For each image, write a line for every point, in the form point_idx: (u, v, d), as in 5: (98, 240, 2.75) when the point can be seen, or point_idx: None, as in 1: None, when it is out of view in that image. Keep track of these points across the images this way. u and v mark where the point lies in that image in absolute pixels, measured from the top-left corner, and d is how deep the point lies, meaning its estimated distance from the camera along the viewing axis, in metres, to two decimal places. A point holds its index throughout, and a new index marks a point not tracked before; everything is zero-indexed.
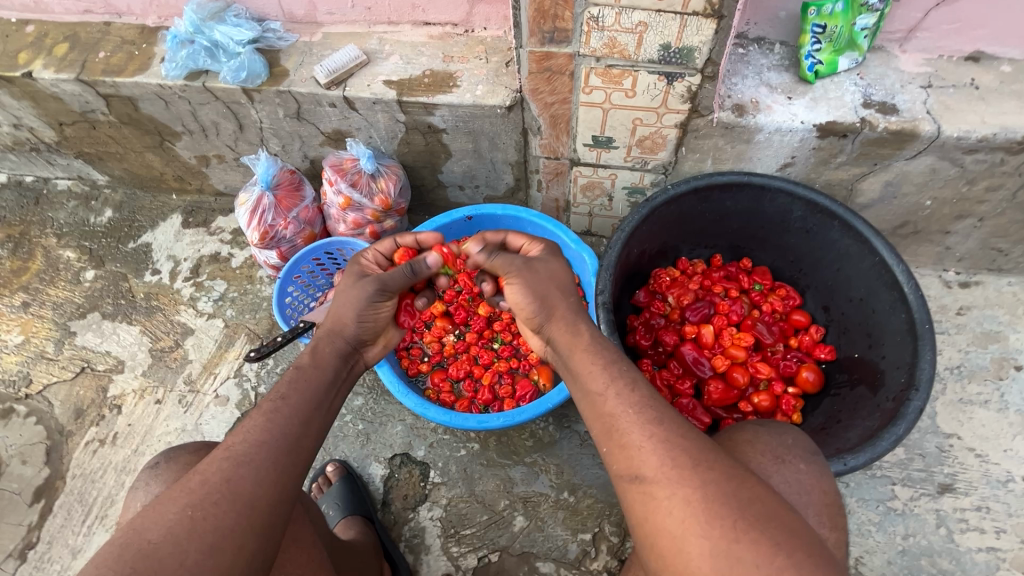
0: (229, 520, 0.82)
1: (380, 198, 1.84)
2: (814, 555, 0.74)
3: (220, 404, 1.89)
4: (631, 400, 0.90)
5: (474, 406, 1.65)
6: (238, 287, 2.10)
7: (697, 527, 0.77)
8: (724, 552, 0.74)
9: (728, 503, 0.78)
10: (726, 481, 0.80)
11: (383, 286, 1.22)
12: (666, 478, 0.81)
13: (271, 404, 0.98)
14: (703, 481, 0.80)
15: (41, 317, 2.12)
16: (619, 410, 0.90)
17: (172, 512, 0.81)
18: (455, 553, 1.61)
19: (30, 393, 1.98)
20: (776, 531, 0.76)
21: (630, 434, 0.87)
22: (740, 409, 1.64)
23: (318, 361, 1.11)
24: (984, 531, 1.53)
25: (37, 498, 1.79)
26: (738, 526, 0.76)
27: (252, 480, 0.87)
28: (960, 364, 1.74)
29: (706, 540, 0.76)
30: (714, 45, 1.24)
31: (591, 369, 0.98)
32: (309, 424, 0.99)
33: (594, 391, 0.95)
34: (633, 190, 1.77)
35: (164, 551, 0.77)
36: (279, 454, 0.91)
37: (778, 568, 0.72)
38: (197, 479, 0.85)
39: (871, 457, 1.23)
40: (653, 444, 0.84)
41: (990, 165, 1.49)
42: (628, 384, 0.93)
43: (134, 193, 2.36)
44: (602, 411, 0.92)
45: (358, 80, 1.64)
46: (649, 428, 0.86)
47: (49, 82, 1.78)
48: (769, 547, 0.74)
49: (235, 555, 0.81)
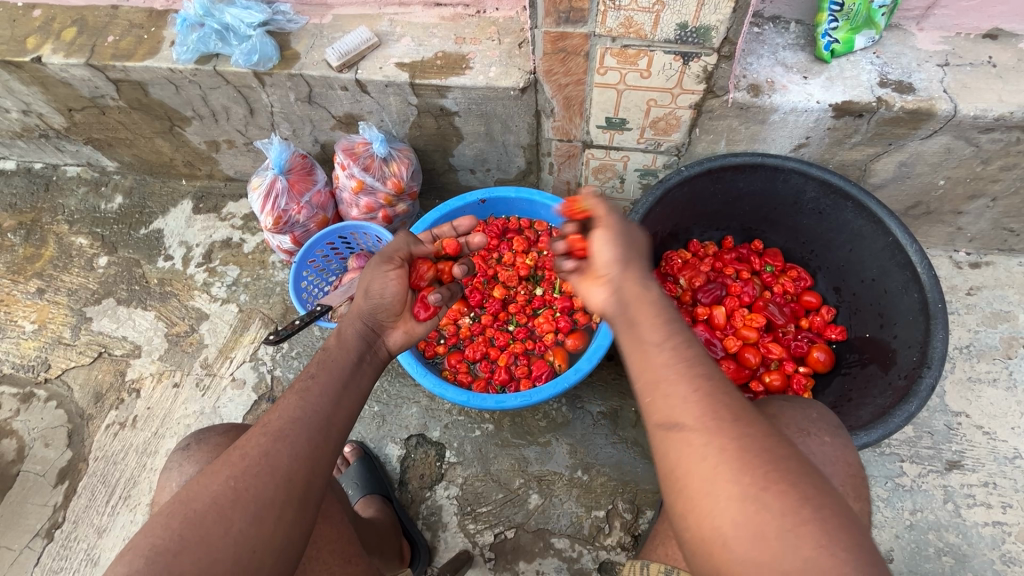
0: (269, 491, 0.85)
1: (392, 182, 1.84)
2: (842, 515, 0.69)
3: (237, 387, 1.91)
4: (682, 352, 0.82)
5: (490, 386, 1.68)
6: (251, 272, 2.12)
7: (728, 472, 0.72)
8: (751, 498, 0.70)
9: (760, 455, 0.73)
10: (763, 436, 0.75)
11: (384, 256, 1.31)
12: (704, 427, 0.75)
13: (303, 383, 1.00)
14: (741, 434, 0.74)
15: (56, 303, 2.13)
16: (669, 359, 0.82)
17: (215, 484, 0.84)
18: (472, 530, 1.65)
19: (49, 378, 2.01)
20: (808, 487, 0.71)
21: (671, 380, 0.80)
22: (752, 388, 1.66)
23: (342, 341, 1.13)
24: (991, 506, 1.56)
25: (61, 480, 1.83)
26: (768, 476, 0.71)
27: (290, 454, 0.89)
28: (969, 343, 1.76)
29: (735, 485, 0.71)
30: (731, 24, 1.23)
31: (649, 317, 0.87)
32: (340, 401, 1.01)
33: (644, 337, 0.85)
34: (646, 172, 1.77)
35: (209, 519, 0.81)
36: (313, 430, 0.94)
37: (804, 519, 0.67)
38: (237, 453, 0.88)
39: (884, 433, 1.25)
40: (696, 393, 0.78)
41: (1006, 144, 1.49)
42: (684, 335, 0.84)
43: (144, 179, 2.36)
44: (642, 358, 0.85)
45: (370, 62, 1.63)
46: (695, 378, 0.79)
47: (59, 67, 1.77)
48: (798, 500, 0.69)
49: (276, 523, 0.84)
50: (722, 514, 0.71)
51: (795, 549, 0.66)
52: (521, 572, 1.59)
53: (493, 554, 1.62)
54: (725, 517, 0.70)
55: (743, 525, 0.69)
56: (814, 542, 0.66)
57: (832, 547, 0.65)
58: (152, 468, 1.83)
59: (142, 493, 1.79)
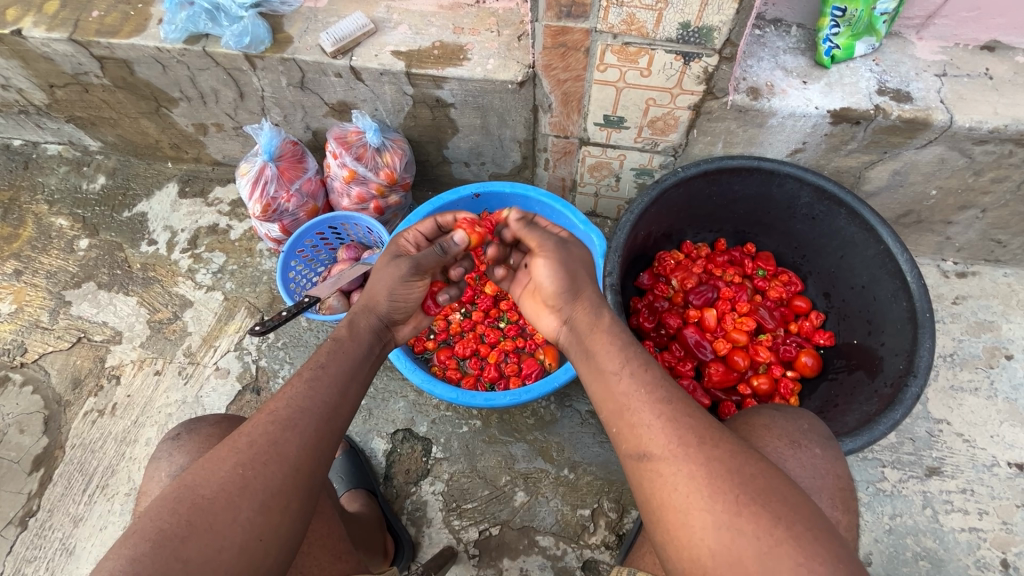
0: (277, 480, 0.83)
1: (385, 172, 1.80)
2: (814, 527, 0.75)
3: (221, 376, 1.88)
4: (643, 379, 0.91)
5: (480, 383, 1.67)
6: (238, 260, 2.07)
7: (701, 501, 0.78)
8: (725, 524, 0.75)
9: (731, 479, 0.79)
10: (730, 458, 0.81)
11: (417, 265, 1.19)
12: (673, 455, 0.83)
13: (311, 372, 0.98)
14: (708, 458, 0.81)
15: (34, 285, 2.07)
16: (633, 390, 0.91)
17: (223, 471, 0.82)
18: (456, 526, 1.64)
19: (26, 362, 1.95)
20: (778, 505, 0.76)
21: (639, 413, 0.89)
22: (739, 392, 1.67)
23: (353, 333, 1.10)
24: (967, 512, 1.59)
25: (36, 467, 1.79)
26: (740, 500, 0.77)
27: (299, 444, 0.87)
28: (952, 352, 1.78)
29: (709, 513, 0.77)
30: (734, 26, 1.21)
31: (603, 348, 0.99)
32: (348, 394, 0.99)
33: (607, 369, 0.96)
34: (641, 171, 1.76)
35: (217, 506, 0.79)
36: (322, 420, 0.92)
37: (778, 540, 0.73)
38: (245, 440, 0.86)
39: (869, 440, 1.25)
40: (660, 422, 0.86)
41: (998, 157, 1.50)
42: (642, 364, 0.94)
43: (128, 160, 2.29)
44: (612, 389, 0.93)
45: (366, 50, 1.60)
46: (657, 408, 0.87)
47: (40, 41, 1.70)
48: (770, 521, 0.74)
49: (282, 513, 0.83)
50: (700, 544, 0.76)
51: (771, 570, 0.71)
52: (504, 569, 1.59)
53: (477, 551, 1.61)
54: (703, 546, 0.76)
55: (719, 557, 0.75)
56: (789, 561, 0.71)
57: (810, 564, 0.71)
58: (132, 458, 1.79)
59: (121, 482, 1.76)
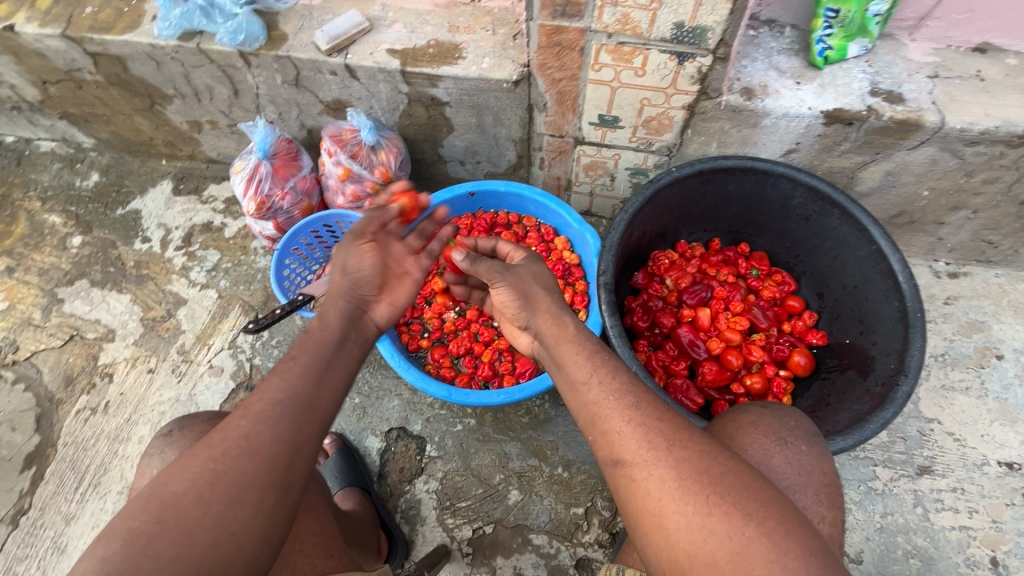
0: (249, 473, 0.83)
1: (380, 170, 1.80)
2: (787, 522, 0.75)
3: (214, 374, 1.87)
4: (610, 387, 0.93)
5: (474, 382, 1.67)
6: (232, 258, 2.07)
7: (673, 504, 0.79)
8: (698, 525, 0.76)
9: (701, 479, 0.79)
10: (700, 457, 0.82)
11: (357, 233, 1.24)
12: (642, 459, 0.83)
13: (284, 363, 0.99)
14: (678, 460, 0.82)
15: (26, 283, 2.06)
16: (602, 398, 0.92)
17: (194, 468, 0.82)
18: (450, 525, 1.64)
19: (18, 360, 1.94)
20: (750, 503, 0.76)
21: (610, 420, 0.89)
22: (732, 391, 1.67)
23: (326, 323, 1.10)
24: (958, 511, 1.60)
25: (28, 465, 1.78)
26: (710, 500, 0.77)
27: (271, 436, 0.87)
28: (944, 352, 1.80)
29: (682, 516, 0.77)
30: (728, 26, 1.22)
31: (573, 358, 1.00)
32: (323, 382, 0.99)
33: (577, 377, 0.97)
34: (636, 171, 1.76)
35: (187, 502, 0.78)
36: (296, 411, 0.92)
37: (750, 538, 0.73)
38: (218, 437, 0.86)
39: (859, 439, 1.26)
40: (630, 427, 0.87)
41: (989, 158, 1.51)
42: (608, 370, 0.95)
43: (121, 157, 2.28)
44: (584, 399, 0.94)
45: (361, 48, 1.59)
46: (627, 413, 0.88)
47: (33, 37, 1.69)
48: (741, 519, 0.75)
49: (256, 507, 0.82)
50: (677, 546, 0.77)
51: (744, 569, 0.71)
52: (498, 567, 1.59)
53: (471, 549, 1.61)
54: (680, 548, 0.76)
55: (695, 555, 0.75)
56: (761, 559, 0.71)
57: (782, 559, 0.71)
58: (124, 456, 1.78)
59: (113, 481, 1.75)
